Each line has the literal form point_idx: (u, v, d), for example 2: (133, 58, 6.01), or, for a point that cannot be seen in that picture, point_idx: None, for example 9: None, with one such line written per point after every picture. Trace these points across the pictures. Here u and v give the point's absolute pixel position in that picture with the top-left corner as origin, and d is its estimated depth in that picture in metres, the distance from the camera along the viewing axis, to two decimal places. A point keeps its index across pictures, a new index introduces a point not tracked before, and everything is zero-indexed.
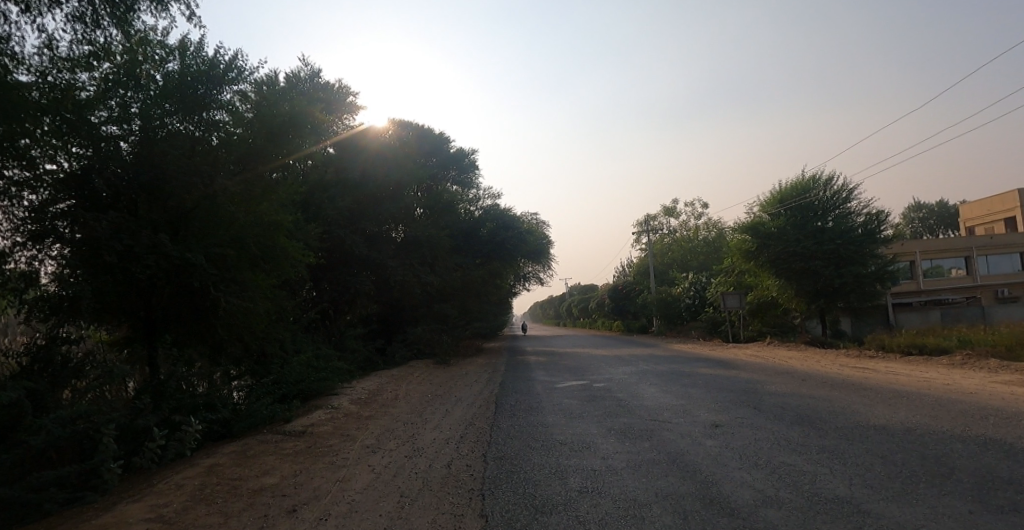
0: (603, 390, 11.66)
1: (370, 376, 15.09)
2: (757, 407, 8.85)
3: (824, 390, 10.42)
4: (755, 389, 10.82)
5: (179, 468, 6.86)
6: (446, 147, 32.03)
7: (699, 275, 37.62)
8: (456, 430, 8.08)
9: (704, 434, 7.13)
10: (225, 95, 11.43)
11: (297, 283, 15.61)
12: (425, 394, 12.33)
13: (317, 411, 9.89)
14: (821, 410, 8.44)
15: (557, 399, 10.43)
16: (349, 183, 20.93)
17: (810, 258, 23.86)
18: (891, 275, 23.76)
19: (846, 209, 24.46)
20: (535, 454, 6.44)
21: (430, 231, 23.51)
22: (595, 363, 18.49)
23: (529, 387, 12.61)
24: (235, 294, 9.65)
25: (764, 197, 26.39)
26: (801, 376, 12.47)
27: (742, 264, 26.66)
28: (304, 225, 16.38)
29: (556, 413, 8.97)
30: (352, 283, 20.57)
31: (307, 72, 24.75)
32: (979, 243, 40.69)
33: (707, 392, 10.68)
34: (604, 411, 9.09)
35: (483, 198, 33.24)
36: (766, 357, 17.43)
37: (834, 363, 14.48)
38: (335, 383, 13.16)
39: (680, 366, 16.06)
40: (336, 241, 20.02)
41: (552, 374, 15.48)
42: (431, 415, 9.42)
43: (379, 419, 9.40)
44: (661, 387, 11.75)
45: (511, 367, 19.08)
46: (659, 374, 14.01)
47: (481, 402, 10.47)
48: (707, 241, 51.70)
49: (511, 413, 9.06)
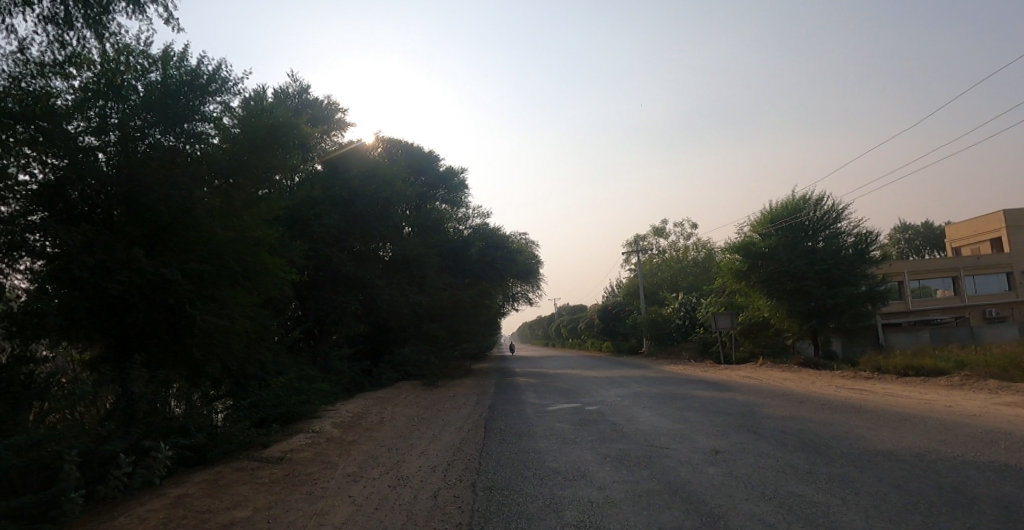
0: (597, 413, 11.27)
1: (355, 399, 14.57)
2: (758, 431, 8.53)
3: (824, 413, 10.14)
4: (754, 412, 10.51)
5: (144, 500, 6.34)
6: (436, 165, 31.86)
7: (690, 295, 37.53)
8: (444, 456, 7.64)
9: (706, 462, 6.78)
10: (208, 107, 11.24)
11: (281, 301, 15.13)
12: (412, 417, 11.86)
13: (298, 436, 9.37)
14: (824, 435, 8.14)
15: (549, 423, 10.03)
16: (337, 199, 20.59)
17: (802, 279, 24.02)
18: (881, 295, 23.79)
19: (836, 229, 24.61)
20: (529, 484, 6.03)
21: (420, 249, 23.22)
22: (587, 385, 18.11)
23: (520, 409, 12.19)
24: (214, 312, 9.14)
25: (755, 217, 26.46)
26: (799, 398, 12.20)
27: (733, 284, 26.60)
28: (289, 242, 15.96)
29: (550, 438, 8.57)
30: (339, 302, 20.08)
31: (296, 89, 24.57)
32: (965, 263, 41.20)
33: (704, 416, 10.34)
34: (599, 436, 8.70)
35: (472, 217, 32.91)
36: (761, 379, 17.16)
37: (831, 385, 14.25)
38: (318, 406, 12.63)
39: (674, 387, 15.72)
40: (322, 258, 19.63)
41: (543, 396, 15.07)
42: (418, 441, 8.96)
43: (363, 445, 8.93)
44: (656, 410, 11.38)
45: (502, 389, 18.61)
46: (654, 396, 13.65)
47: (471, 426, 10.04)
48: (697, 262, 51.84)
49: (502, 439, 8.64)
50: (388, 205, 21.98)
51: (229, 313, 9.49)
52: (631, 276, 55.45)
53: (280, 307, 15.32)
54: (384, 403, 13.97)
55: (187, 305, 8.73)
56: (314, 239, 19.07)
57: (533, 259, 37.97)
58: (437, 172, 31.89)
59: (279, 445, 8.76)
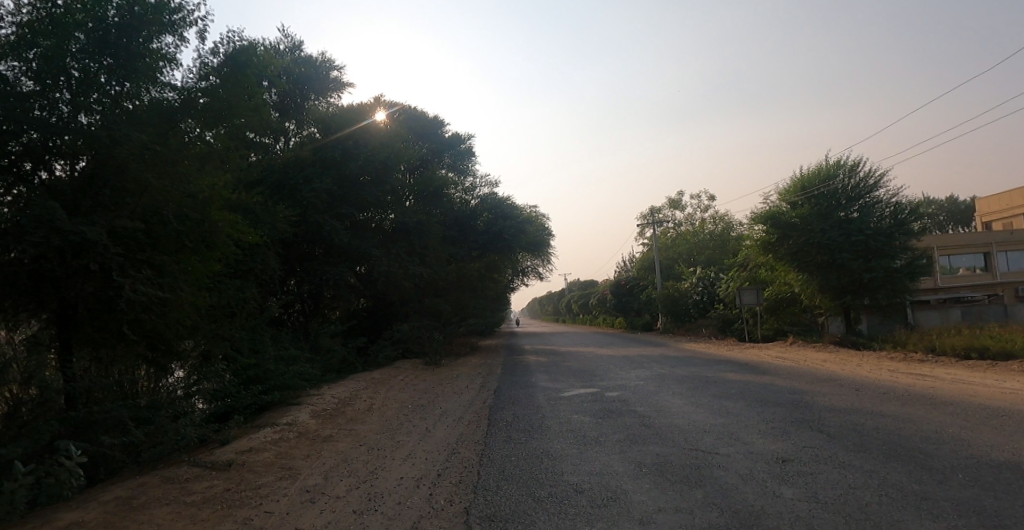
0: (618, 401, 9.64)
1: (344, 380, 13.06)
2: (825, 432, 6.86)
3: (894, 406, 8.44)
4: (808, 404, 8.81)
5: (32, 523, 4.78)
6: (440, 131, 29.91)
7: (707, 270, 35.58)
8: (434, 463, 6.06)
9: (775, 478, 5.14)
10: (163, 44, 9.04)
11: (262, 273, 13.55)
12: (404, 404, 10.31)
13: (265, 431, 7.84)
14: (913, 437, 6.48)
15: (563, 414, 8.49)
16: (328, 163, 18.93)
17: (836, 251, 22.04)
18: (923, 270, 21.83)
19: (874, 197, 22.49)
20: (542, 513, 4.42)
21: (420, 217, 21.49)
22: (602, 365, 16.54)
23: (529, 396, 10.60)
24: (151, 282, 7.24)
25: (784, 184, 24.33)
26: (853, 385, 10.48)
27: (759, 257, 24.68)
28: (273, 207, 14.32)
29: (565, 436, 6.97)
30: (332, 274, 18.51)
31: (288, 45, 22.53)
32: (1001, 237, 38.77)
33: (748, 408, 8.68)
34: (625, 434, 7.05)
35: (480, 185, 31.11)
36: (797, 360, 15.47)
37: (882, 369, 12.51)
38: (297, 389, 11.11)
39: (700, 369, 14.05)
40: (312, 227, 18.01)
41: (555, 378, 13.45)
42: (405, 437, 7.41)
43: (340, 442, 7.40)
44: (688, 398, 9.73)
45: (509, 369, 17.14)
46: (681, 380, 11.97)
47: (471, 418, 8.48)
48: (714, 235, 49.72)
49: (508, 436, 7.05)
50: (385, 169, 20.06)
51: (172, 282, 7.59)
52: (644, 250, 53.37)
53: (262, 278, 13.75)
54: (376, 386, 12.43)
55: (114, 272, 6.82)
56: (303, 205, 17.43)
57: (543, 231, 36.14)
58: (441, 137, 30.03)
59: (238, 443, 7.24)
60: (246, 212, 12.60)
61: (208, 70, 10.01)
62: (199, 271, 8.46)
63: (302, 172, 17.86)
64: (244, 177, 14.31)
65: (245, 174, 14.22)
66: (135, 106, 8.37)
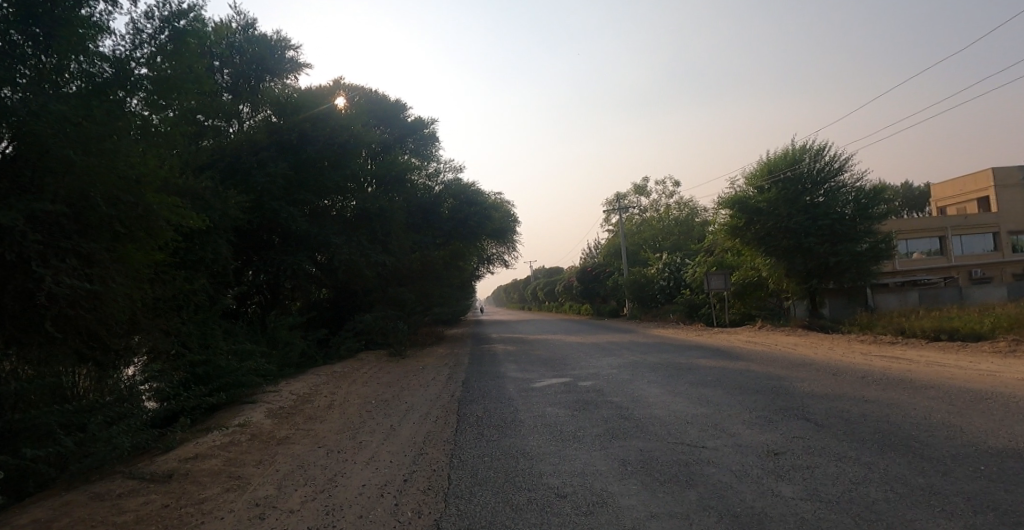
0: (593, 391, 9.22)
1: (303, 375, 12.29)
2: (812, 422, 6.59)
3: (875, 391, 8.27)
4: (788, 391, 8.58)
5: None
6: (403, 114, 28.89)
7: (674, 255, 35.72)
8: (402, 468, 5.47)
9: (770, 474, 4.83)
10: (96, 11, 7.91)
11: (211, 262, 12.59)
12: (368, 400, 9.66)
13: (212, 434, 7.11)
14: (901, 425, 6.30)
15: (536, 406, 8.04)
16: (284, 145, 17.90)
17: (803, 236, 22.24)
18: (886, 254, 22.24)
19: (839, 182, 22.73)
20: (526, 522, 3.94)
21: (384, 203, 20.63)
22: (575, 352, 16.23)
23: (500, 388, 10.10)
24: (76, 273, 6.30)
25: (751, 169, 24.39)
26: (828, 370, 10.40)
27: (727, 242, 24.82)
28: (223, 191, 13.32)
29: (541, 431, 6.49)
30: (290, 263, 17.54)
31: (240, 22, 20.99)
32: (953, 222, 40.28)
33: (728, 395, 8.39)
34: (604, 427, 6.63)
35: (445, 171, 30.29)
36: (768, 344, 15.49)
37: (853, 353, 12.51)
38: (253, 387, 10.28)
39: (673, 356, 13.82)
40: (269, 213, 16.97)
41: (525, 368, 12.98)
42: (368, 436, 6.80)
43: (296, 444, 6.73)
44: (665, 386, 9.40)
45: (479, 359, 16.67)
46: (655, 368, 11.66)
47: (439, 413, 7.93)
48: (679, 221, 50.18)
49: (480, 434, 6.54)
50: (346, 153, 19.10)
51: (102, 273, 6.66)
52: (610, 236, 53.45)
53: (212, 268, 12.79)
54: (337, 380, 11.72)
55: (31, 261, 5.87)
56: (257, 190, 16.39)
57: (509, 218, 35.57)
58: (405, 121, 29.00)
59: (182, 449, 6.50)
60: (190, 196, 11.62)
61: (146, 42, 9.03)
62: (135, 262, 7.56)
63: (255, 156, 16.81)
64: (190, 159, 13.26)
65: (190, 156, 13.15)
66: (69, 80, 7.31)
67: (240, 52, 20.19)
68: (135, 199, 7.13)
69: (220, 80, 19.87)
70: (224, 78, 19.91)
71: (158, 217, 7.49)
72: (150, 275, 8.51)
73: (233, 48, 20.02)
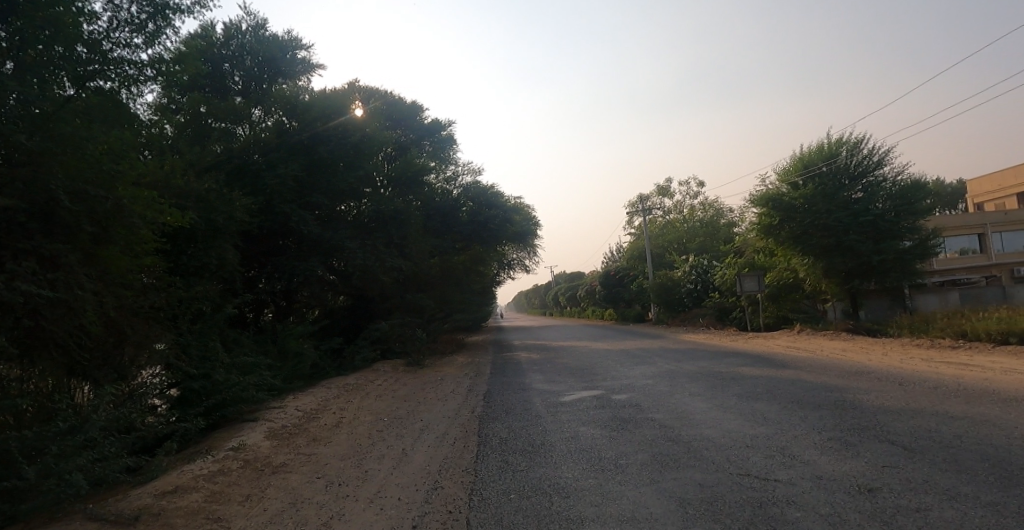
0: (631, 406, 8.20)
1: (313, 389, 11.43)
2: (900, 446, 5.53)
3: (959, 405, 7.16)
4: (855, 407, 7.49)
5: None
6: (419, 116, 28.20)
7: (700, 257, 34.47)
8: (411, 509, 4.53)
9: (873, 521, 3.81)
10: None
11: (216, 269, 11.92)
12: (381, 417, 8.76)
13: (201, 461, 6.27)
14: (1013, 448, 5.22)
15: (568, 426, 7.04)
16: (295, 146, 17.32)
17: (842, 233, 20.95)
18: (932, 251, 20.84)
19: (879, 175, 21.40)
20: None
21: (399, 205, 19.85)
22: (601, 360, 15.23)
23: (525, 402, 9.14)
24: (36, 279, 5.48)
25: (784, 164, 23.11)
26: (895, 380, 9.24)
27: (760, 241, 23.63)
28: (229, 194, 12.68)
29: (577, 460, 5.52)
30: (303, 269, 16.78)
31: (252, 23, 20.37)
32: (995, 218, 38.22)
33: (787, 412, 7.32)
34: (651, 453, 5.62)
35: (463, 174, 29.46)
36: (812, 350, 14.29)
37: (913, 360, 11.35)
38: (256, 403, 9.46)
39: (712, 364, 12.72)
40: (278, 217, 16.26)
41: (551, 379, 12.00)
42: (375, 463, 5.90)
43: (295, 473, 5.85)
44: (712, 400, 8.35)
45: (500, 367, 15.78)
46: (695, 378, 10.59)
47: (458, 434, 6.99)
48: (704, 223, 48.69)
49: (505, 462, 5.60)
50: (359, 153, 18.39)
51: (68, 279, 5.84)
52: (633, 239, 52.12)
53: (218, 275, 12.11)
54: (349, 394, 10.87)
55: None
56: (266, 192, 15.84)
57: (529, 220, 34.58)
58: (421, 124, 28.30)
59: (165, 480, 5.66)
60: (189, 198, 11.00)
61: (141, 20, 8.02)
62: (116, 267, 6.78)
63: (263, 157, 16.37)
64: (194, 161, 12.68)
65: (194, 157, 12.57)
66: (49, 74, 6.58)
67: (252, 55, 19.59)
68: (106, 193, 6.25)
69: (233, 88, 19.45)
70: (237, 86, 19.49)
71: (135, 211, 6.61)
72: (135, 283, 7.71)
73: (244, 50, 19.43)
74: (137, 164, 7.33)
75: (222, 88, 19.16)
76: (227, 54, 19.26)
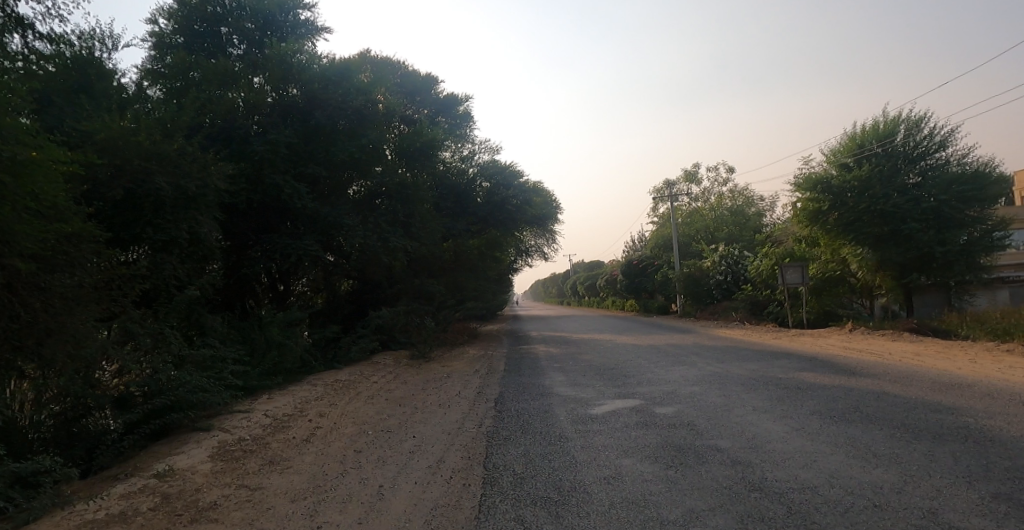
0: (682, 427, 6.34)
1: (295, 388, 9.71)
2: None
3: None
4: (990, 440, 5.55)
5: None
6: (434, 89, 26.34)
7: (731, 247, 32.25)
8: None
9: None
10: None
11: (189, 243, 10.27)
12: (365, 430, 6.99)
13: (104, 496, 4.52)
14: None
15: (605, 457, 5.21)
16: (291, 113, 15.74)
17: (901, 220, 18.72)
18: (1001, 244, 18.58)
19: (940, 158, 19.07)
20: None
21: (407, 182, 18.09)
22: (630, 359, 13.39)
23: (545, 415, 7.34)
24: None
25: (836, 143, 20.81)
26: (1016, 401, 7.32)
27: (805, 229, 21.59)
28: (207, 158, 11.01)
29: (629, 526, 3.67)
30: (298, 248, 15.08)
31: None
32: None
33: (899, 445, 5.42)
34: (736, 517, 3.78)
35: (480, 152, 27.59)
36: (878, 354, 12.31)
37: (1016, 371, 9.33)
38: (218, 407, 7.75)
39: (765, 368, 10.83)
40: (271, 189, 14.59)
41: (575, 381, 10.21)
42: (336, 513, 4.13)
43: (223, 520, 4.09)
44: (786, 421, 6.46)
45: (514, 364, 14.04)
46: (751, 387, 8.70)
47: (457, 466, 5.19)
48: (733, 212, 46.18)
49: (520, 523, 3.77)
50: (361, 122, 16.64)
51: None
52: (657, 227, 49.90)
53: (191, 250, 10.47)
54: (334, 396, 9.15)
55: None
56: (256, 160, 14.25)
57: (550, 205, 32.77)
58: (436, 98, 26.42)
59: None
60: (155, 161, 9.39)
61: None
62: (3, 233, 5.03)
63: (253, 123, 14.86)
64: (170, 121, 11.07)
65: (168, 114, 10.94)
66: None
67: (252, 15, 17.56)
68: None
69: (232, 53, 17.59)
70: (236, 51, 17.58)
71: (9, 151, 4.66)
72: (50, 252, 6.01)
73: (241, 9, 17.39)
74: (6, 87, 5.38)
75: (218, 52, 17.32)
76: (222, 13, 17.26)
